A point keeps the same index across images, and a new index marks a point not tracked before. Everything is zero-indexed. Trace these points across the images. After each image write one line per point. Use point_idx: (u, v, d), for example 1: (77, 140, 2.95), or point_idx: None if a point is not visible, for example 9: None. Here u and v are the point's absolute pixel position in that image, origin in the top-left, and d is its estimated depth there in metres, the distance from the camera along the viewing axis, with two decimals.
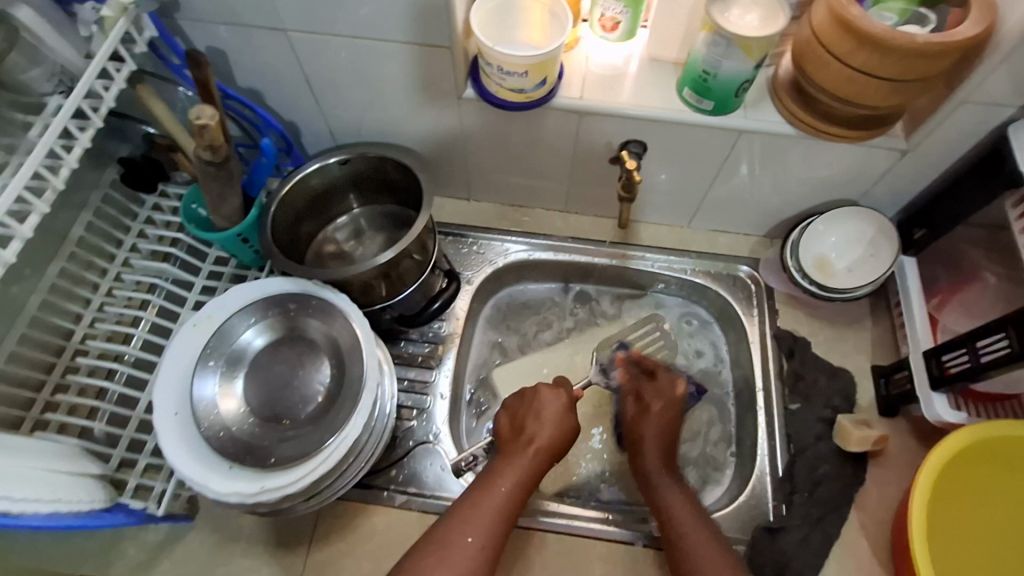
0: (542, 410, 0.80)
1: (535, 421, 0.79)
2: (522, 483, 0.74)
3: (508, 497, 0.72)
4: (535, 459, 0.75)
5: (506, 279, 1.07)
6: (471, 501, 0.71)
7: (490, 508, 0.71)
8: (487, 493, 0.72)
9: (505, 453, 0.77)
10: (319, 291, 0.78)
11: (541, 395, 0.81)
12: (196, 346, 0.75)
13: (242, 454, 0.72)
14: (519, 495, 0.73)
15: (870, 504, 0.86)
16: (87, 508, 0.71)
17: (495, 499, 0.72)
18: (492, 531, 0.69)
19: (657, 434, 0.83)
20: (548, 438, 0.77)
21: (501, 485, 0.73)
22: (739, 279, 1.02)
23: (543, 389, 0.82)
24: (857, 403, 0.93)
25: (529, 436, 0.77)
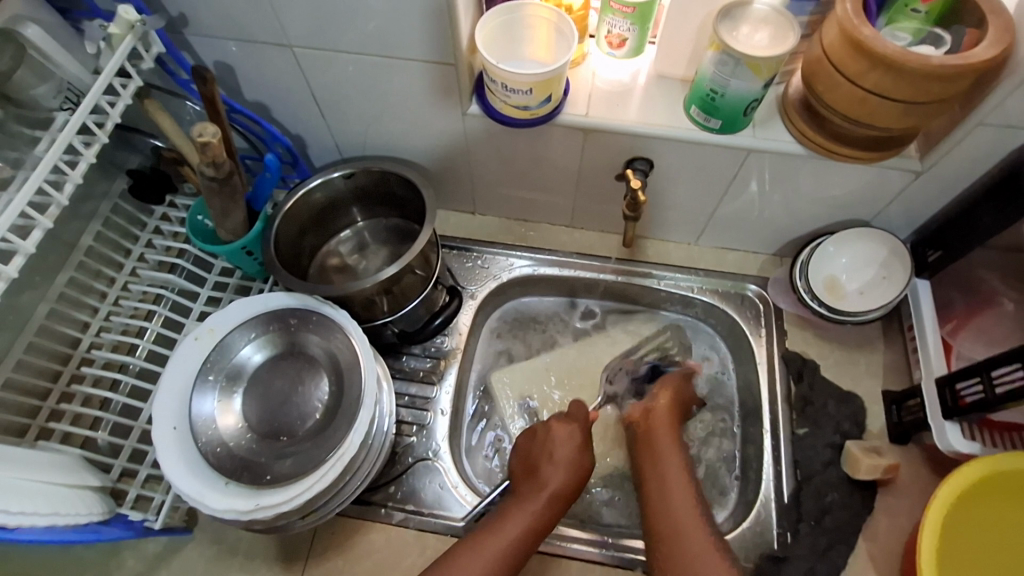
0: (558, 448, 0.79)
1: (549, 463, 0.77)
2: (531, 527, 0.72)
3: (518, 542, 0.71)
4: (549, 498, 0.74)
5: (511, 293, 1.07)
6: (475, 544, 0.71)
7: (496, 551, 0.70)
8: (493, 537, 0.71)
9: (519, 494, 0.76)
10: (319, 306, 0.78)
11: (557, 432, 0.81)
12: (198, 360, 0.76)
13: (239, 470, 0.72)
14: (529, 539, 0.72)
15: (880, 534, 0.84)
16: (85, 521, 0.71)
17: (503, 543, 0.71)
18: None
19: (670, 422, 0.87)
20: (565, 476, 0.76)
21: (511, 529, 0.72)
22: (748, 299, 1.00)
23: (558, 425, 0.82)
24: (867, 428, 0.90)
25: (545, 473, 0.77)
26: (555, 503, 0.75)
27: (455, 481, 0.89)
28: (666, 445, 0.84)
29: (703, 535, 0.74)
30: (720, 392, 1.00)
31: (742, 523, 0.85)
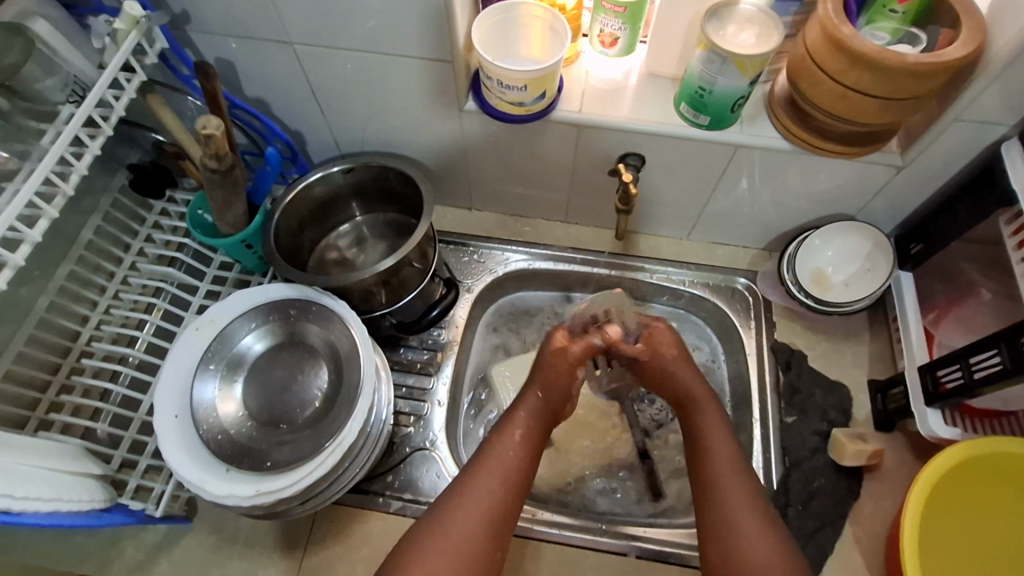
0: (553, 382, 0.78)
1: (534, 386, 0.78)
2: (526, 458, 0.71)
3: (516, 458, 0.70)
4: (540, 422, 0.76)
5: (506, 287, 1.09)
6: (467, 483, 0.68)
7: (491, 486, 0.68)
8: (488, 472, 0.69)
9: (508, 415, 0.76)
10: (319, 297, 0.79)
11: (550, 365, 0.78)
12: (200, 347, 0.77)
13: (239, 457, 0.73)
14: (527, 468, 0.71)
15: (865, 518, 0.86)
16: (86, 508, 0.72)
17: (497, 480, 0.68)
18: (491, 517, 0.66)
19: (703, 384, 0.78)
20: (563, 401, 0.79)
21: (504, 466, 0.70)
22: (737, 292, 1.03)
23: (557, 356, 0.79)
24: (853, 417, 0.93)
25: (538, 401, 0.77)
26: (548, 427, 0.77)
27: (452, 470, 0.90)
28: (707, 413, 0.75)
29: (747, 490, 0.67)
30: (711, 383, 1.03)
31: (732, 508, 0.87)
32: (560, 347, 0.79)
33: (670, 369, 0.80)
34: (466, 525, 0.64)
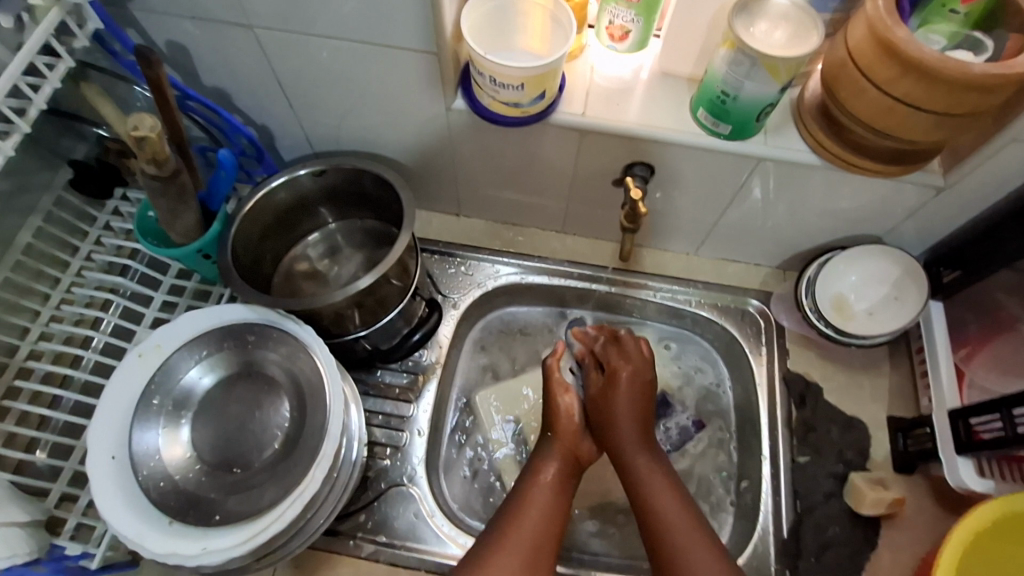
0: (565, 424, 0.79)
1: (563, 420, 0.80)
2: (560, 498, 0.72)
3: (553, 501, 0.71)
4: (565, 464, 0.76)
5: (496, 301, 0.99)
6: (510, 520, 0.68)
7: (532, 525, 0.67)
8: (528, 510, 0.69)
9: (542, 450, 0.78)
10: (281, 321, 0.70)
11: (556, 400, 0.81)
12: (142, 379, 0.67)
13: (184, 508, 0.64)
14: (562, 506, 0.71)
15: (882, 572, 0.79)
16: (6, 565, 0.62)
17: (536, 519, 0.68)
18: (532, 552, 0.65)
19: (631, 406, 0.78)
20: (577, 439, 0.79)
21: (540, 505, 0.70)
22: (749, 315, 0.94)
23: (556, 392, 0.82)
24: (871, 457, 0.85)
25: (556, 440, 0.78)
26: (574, 472, 0.76)
27: (431, 510, 0.82)
28: (631, 442, 0.75)
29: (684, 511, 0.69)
30: (716, 414, 0.95)
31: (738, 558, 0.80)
32: (558, 381, 0.81)
33: (608, 396, 0.79)
34: (508, 564, 0.64)
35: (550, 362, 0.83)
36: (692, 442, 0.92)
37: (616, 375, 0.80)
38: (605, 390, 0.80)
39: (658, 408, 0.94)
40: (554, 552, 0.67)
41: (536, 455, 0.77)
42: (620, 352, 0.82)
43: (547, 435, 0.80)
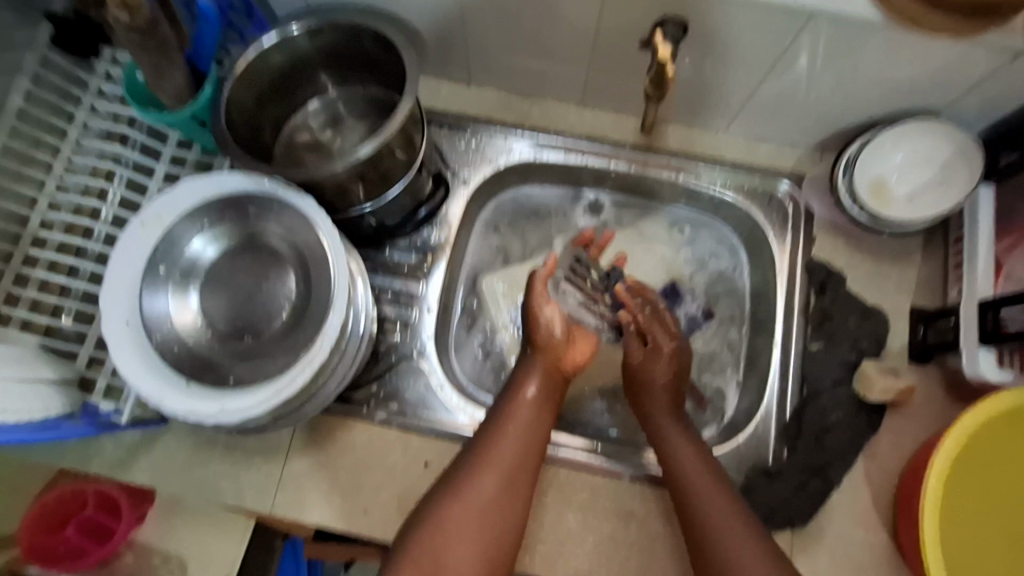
0: (545, 336, 0.78)
1: (544, 333, 0.78)
2: (541, 417, 0.72)
3: (533, 421, 0.71)
4: (549, 379, 0.75)
5: (508, 181, 0.95)
6: (489, 441, 0.68)
7: (512, 444, 0.68)
8: (508, 430, 0.69)
9: (523, 367, 0.77)
10: (278, 191, 0.66)
11: (535, 312, 0.79)
12: (146, 247, 0.66)
13: (200, 371, 0.66)
14: (545, 424, 0.72)
15: (880, 453, 0.80)
16: (41, 417, 0.66)
17: (513, 439, 0.69)
18: (509, 475, 0.67)
19: (666, 381, 0.79)
20: (560, 352, 0.77)
21: (519, 427, 0.70)
22: (775, 202, 0.88)
23: (536, 306, 0.80)
24: (886, 347, 0.83)
25: (537, 354, 0.77)
26: (559, 382, 0.76)
27: (440, 382, 0.84)
28: (663, 414, 0.77)
29: (727, 504, 0.68)
30: (728, 301, 0.93)
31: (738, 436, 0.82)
32: (540, 292, 0.80)
33: (648, 364, 0.80)
34: (487, 483, 0.66)
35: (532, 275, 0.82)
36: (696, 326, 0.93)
37: (658, 345, 0.81)
38: (648, 355, 0.80)
39: (668, 297, 0.94)
40: (534, 472, 0.69)
41: (519, 369, 0.77)
42: (661, 325, 0.82)
43: (528, 347, 0.79)
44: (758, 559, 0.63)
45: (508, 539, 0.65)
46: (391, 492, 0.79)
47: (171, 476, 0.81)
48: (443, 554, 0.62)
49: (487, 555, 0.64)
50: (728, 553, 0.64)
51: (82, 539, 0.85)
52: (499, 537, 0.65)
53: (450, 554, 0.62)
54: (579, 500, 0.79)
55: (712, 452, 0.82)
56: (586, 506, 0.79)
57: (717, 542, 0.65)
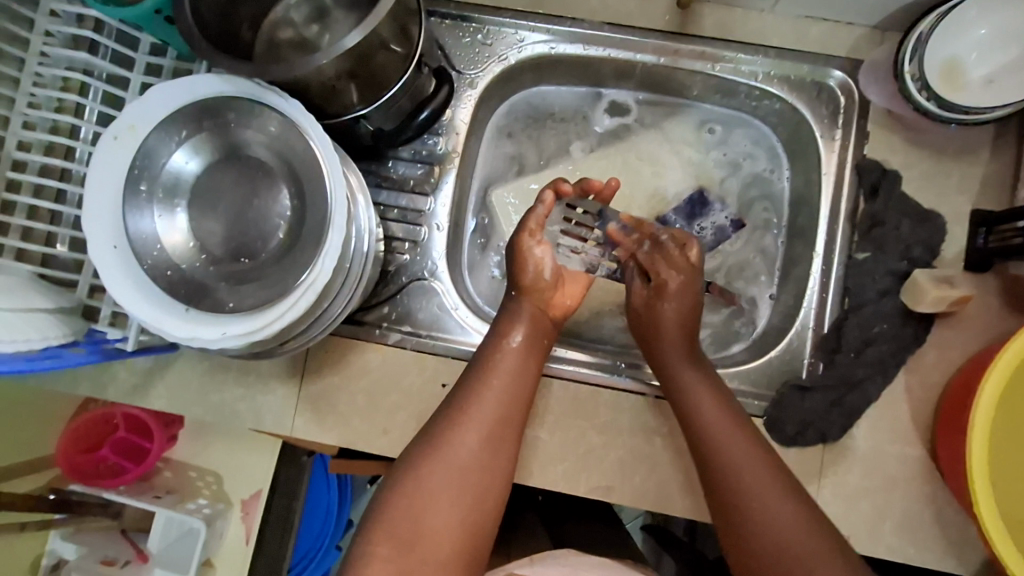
0: (533, 279, 0.70)
1: (533, 274, 0.70)
2: (527, 367, 0.66)
3: (518, 372, 0.65)
4: (536, 326, 0.69)
5: (521, 80, 0.86)
6: (471, 394, 0.62)
7: (495, 399, 0.62)
8: (490, 383, 0.63)
9: (508, 313, 0.70)
10: (263, 95, 0.60)
11: (524, 250, 0.70)
12: (122, 164, 0.60)
13: (197, 296, 0.62)
14: (531, 376, 0.66)
15: (924, 366, 0.75)
16: (41, 347, 0.63)
17: (497, 392, 0.62)
18: (493, 430, 0.61)
19: (678, 324, 0.72)
20: (549, 294, 0.71)
21: (503, 377, 0.64)
22: (827, 91, 0.79)
23: (526, 244, 0.71)
24: (940, 255, 0.75)
25: (523, 297, 0.70)
26: (546, 328, 0.70)
27: (454, 303, 0.80)
28: (675, 357, 0.70)
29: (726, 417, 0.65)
30: (765, 209, 0.86)
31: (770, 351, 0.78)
32: (534, 228, 0.70)
33: (653, 309, 0.73)
34: (469, 440, 0.59)
35: (526, 213, 0.71)
36: (726, 235, 0.85)
37: (664, 287, 0.73)
38: (652, 301, 0.74)
39: (697, 206, 0.86)
40: (520, 426, 0.63)
41: (503, 315, 0.70)
42: (667, 261, 0.74)
43: (510, 292, 0.72)
44: (761, 466, 0.61)
45: (492, 500, 0.58)
46: (410, 413, 0.77)
47: (188, 402, 0.80)
48: (421, 519, 0.55)
49: (471, 520, 0.57)
50: (728, 462, 0.62)
51: (120, 459, 0.85)
52: (483, 499, 0.58)
53: (429, 519, 0.56)
54: (601, 417, 0.76)
55: (742, 367, 0.78)
56: (608, 424, 0.76)
57: (716, 453, 0.63)
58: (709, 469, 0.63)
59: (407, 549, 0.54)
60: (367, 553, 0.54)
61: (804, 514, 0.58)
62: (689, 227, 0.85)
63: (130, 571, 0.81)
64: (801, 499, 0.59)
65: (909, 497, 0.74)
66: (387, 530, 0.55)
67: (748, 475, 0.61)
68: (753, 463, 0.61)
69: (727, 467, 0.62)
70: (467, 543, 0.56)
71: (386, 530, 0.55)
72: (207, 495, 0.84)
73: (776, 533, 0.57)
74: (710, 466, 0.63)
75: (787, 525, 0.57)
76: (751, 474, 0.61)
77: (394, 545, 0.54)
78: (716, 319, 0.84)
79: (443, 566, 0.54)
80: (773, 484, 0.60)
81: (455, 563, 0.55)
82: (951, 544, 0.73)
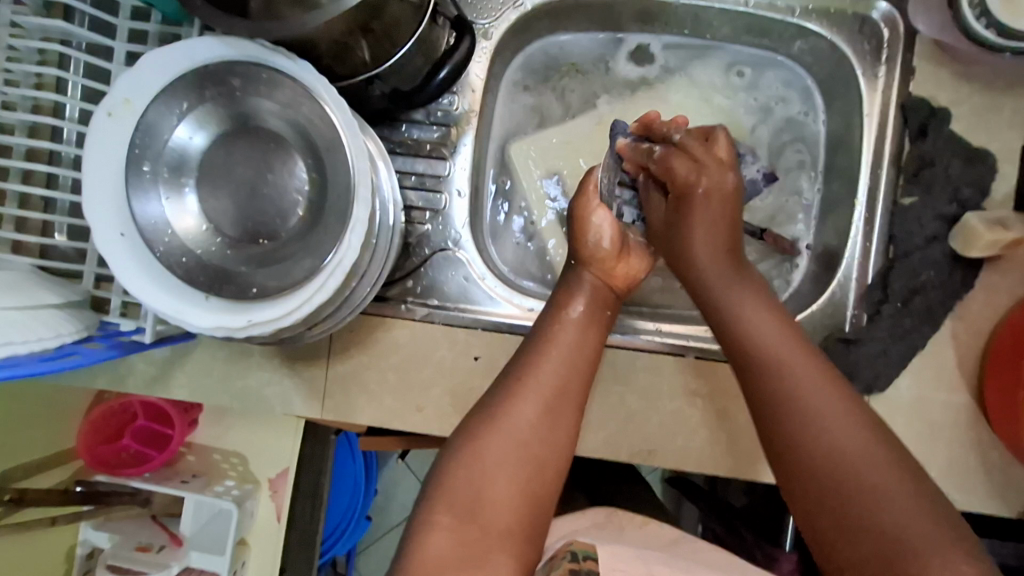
0: (593, 248, 0.69)
1: (595, 236, 0.69)
2: (588, 336, 0.63)
3: (579, 342, 0.62)
4: (596, 296, 0.67)
5: (538, 29, 0.80)
6: (529, 364, 0.59)
7: (555, 368, 0.59)
8: (549, 354, 0.60)
9: (566, 286, 0.68)
10: (266, 57, 0.54)
11: (586, 218, 0.70)
12: (121, 142, 0.55)
13: (219, 282, 0.58)
14: (592, 344, 0.63)
15: (971, 312, 0.72)
16: (56, 345, 0.60)
17: (557, 361, 0.60)
18: (553, 397, 0.57)
19: (715, 212, 0.64)
20: (609, 262, 0.69)
21: (564, 345, 0.61)
22: (869, 25, 0.73)
23: (587, 211, 0.70)
24: (990, 196, 0.71)
25: (582, 267, 0.69)
26: (608, 299, 0.68)
27: (482, 273, 0.77)
28: (719, 280, 0.61)
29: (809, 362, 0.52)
30: (801, 158, 0.81)
31: (812, 305, 0.75)
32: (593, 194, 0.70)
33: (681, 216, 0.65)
34: (529, 410, 0.56)
35: (584, 183, 0.72)
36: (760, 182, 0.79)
37: (686, 194, 0.65)
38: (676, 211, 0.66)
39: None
40: (582, 396, 0.59)
41: (563, 284, 0.68)
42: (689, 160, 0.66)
43: (570, 263, 0.71)
44: (854, 428, 0.48)
45: (554, 470, 0.55)
46: (443, 388, 0.75)
47: (211, 389, 0.77)
48: (481, 489, 0.52)
49: (531, 491, 0.53)
50: (810, 402, 0.50)
51: (143, 447, 0.83)
52: (543, 469, 0.55)
53: (490, 490, 0.52)
54: (640, 381, 0.74)
55: None
56: (647, 388, 0.74)
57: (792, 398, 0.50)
58: (779, 425, 0.50)
59: (470, 517, 0.51)
60: (429, 522, 0.50)
61: (914, 489, 0.45)
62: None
63: (164, 556, 0.78)
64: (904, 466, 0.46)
65: (956, 445, 0.72)
66: (448, 499, 0.51)
67: (839, 434, 0.48)
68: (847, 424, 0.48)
69: (810, 422, 0.49)
70: (529, 515, 0.52)
71: (447, 498, 0.51)
72: (234, 476, 0.82)
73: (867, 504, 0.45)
74: (789, 416, 0.50)
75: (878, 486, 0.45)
76: (839, 433, 0.48)
77: (454, 514, 0.51)
78: (754, 275, 0.81)
79: (505, 536, 0.51)
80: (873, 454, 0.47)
81: (519, 533, 0.51)
82: (997, 490, 0.71)
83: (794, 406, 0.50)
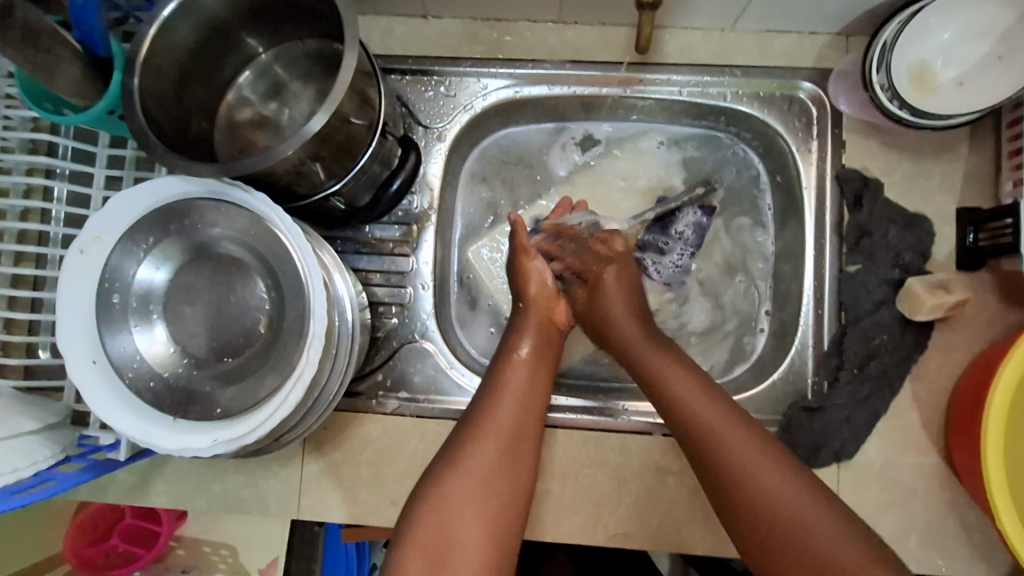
0: (536, 292, 0.74)
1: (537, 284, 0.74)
2: (537, 378, 0.66)
3: (529, 384, 0.64)
4: (541, 338, 0.70)
5: (489, 124, 0.84)
6: (485, 406, 0.61)
7: (510, 411, 0.61)
8: (502, 397, 0.62)
9: (517, 324, 0.71)
10: (227, 190, 0.58)
11: (524, 267, 0.75)
12: (91, 277, 0.59)
13: (184, 405, 0.60)
14: (540, 388, 0.65)
15: (929, 371, 0.73)
16: (31, 473, 0.62)
17: (512, 404, 0.62)
18: (510, 443, 0.59)
19: (624, 302, 0.73)
20: (552, 304, 0.74)
21: (516, 387, 0.64)
22: (798, 104, 0.78)
23: (524, 258, 0.75)
24: (931, 257, 0.74)
25: (529, 309, 0.73)
26: (552, 338, 0.72)
27: (449, 362, 0.79)
28: (637, 340, 0.70)
29: (722, 409, 0.61)
30: (752, 228, 0.84)
31: (773, 374, 0.76)
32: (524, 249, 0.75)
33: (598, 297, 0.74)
34: (487, 453, 0.57)
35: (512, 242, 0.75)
36: (707, 247, 0.85)
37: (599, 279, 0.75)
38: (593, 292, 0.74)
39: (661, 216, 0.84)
40: (536, 438, 0.62)
41: (511, 330, 0.71)
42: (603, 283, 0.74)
43: (518, 307, 0.74)
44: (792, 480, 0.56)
45: (517, 507, 0.57)
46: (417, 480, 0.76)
47: (190, 494, 0.78)
48: (450, 533, 0.53)
49: (495, 551, 0.54)
50: (746, 458, 0.57)
51: (128, 546, 0.83)
52: (506, 516, 0.56)
53: (457, 533, 0.53)
54: (609, 463, 0.75)
55: (747, 394, 0.76)
56: (617, 468, 0.75)
57: (731, 454, 0.58)
58: (709, 452, 0.59)
59: (438, 560, 0.51)
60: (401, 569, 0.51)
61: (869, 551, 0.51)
62: (666, 239, 0.84)
63: None
64: (830, 497, 0.55)
65: (931, 508, 0.72)
66: (418, 545, 0.52)
67: (757, 465, 0.57)
68: (777, 467, 0.57)
69: (740, 457, 0.57)
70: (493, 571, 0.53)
71: (416, 544, 0.52)
72: (224, 569, 0.81)
73: (790, 518, 0.54)
74: (722, 452, 0.58)
75: (829, 533, 0.52)
76: (777, 484, 0.55)
77: (425, 560, 0.51)
78: (720, 344, 0.82)
79: None
80: (813, 500, 0.54)
81: None
82: (979, 551, 0.71)
83: (723, 454, 0.58)
